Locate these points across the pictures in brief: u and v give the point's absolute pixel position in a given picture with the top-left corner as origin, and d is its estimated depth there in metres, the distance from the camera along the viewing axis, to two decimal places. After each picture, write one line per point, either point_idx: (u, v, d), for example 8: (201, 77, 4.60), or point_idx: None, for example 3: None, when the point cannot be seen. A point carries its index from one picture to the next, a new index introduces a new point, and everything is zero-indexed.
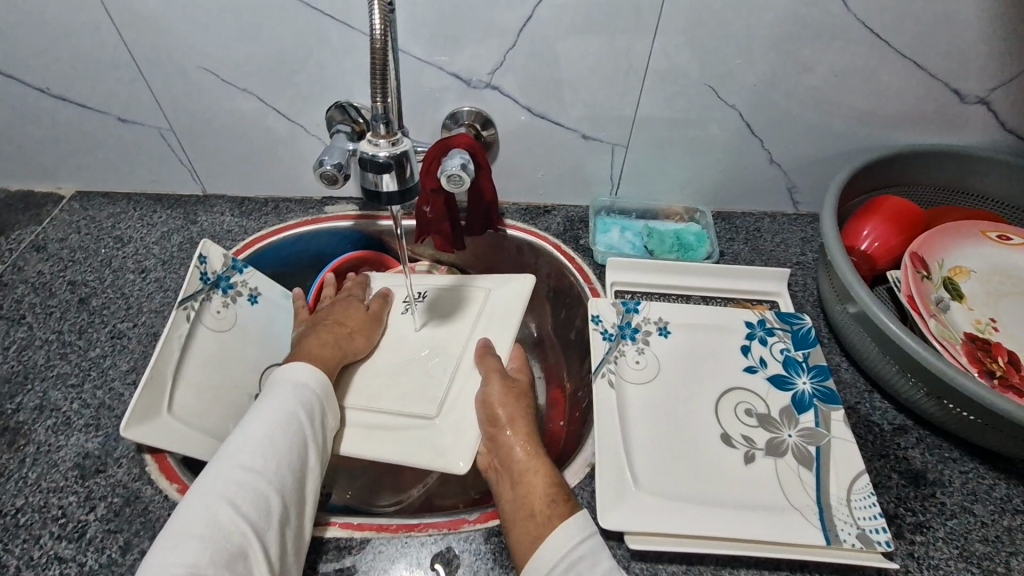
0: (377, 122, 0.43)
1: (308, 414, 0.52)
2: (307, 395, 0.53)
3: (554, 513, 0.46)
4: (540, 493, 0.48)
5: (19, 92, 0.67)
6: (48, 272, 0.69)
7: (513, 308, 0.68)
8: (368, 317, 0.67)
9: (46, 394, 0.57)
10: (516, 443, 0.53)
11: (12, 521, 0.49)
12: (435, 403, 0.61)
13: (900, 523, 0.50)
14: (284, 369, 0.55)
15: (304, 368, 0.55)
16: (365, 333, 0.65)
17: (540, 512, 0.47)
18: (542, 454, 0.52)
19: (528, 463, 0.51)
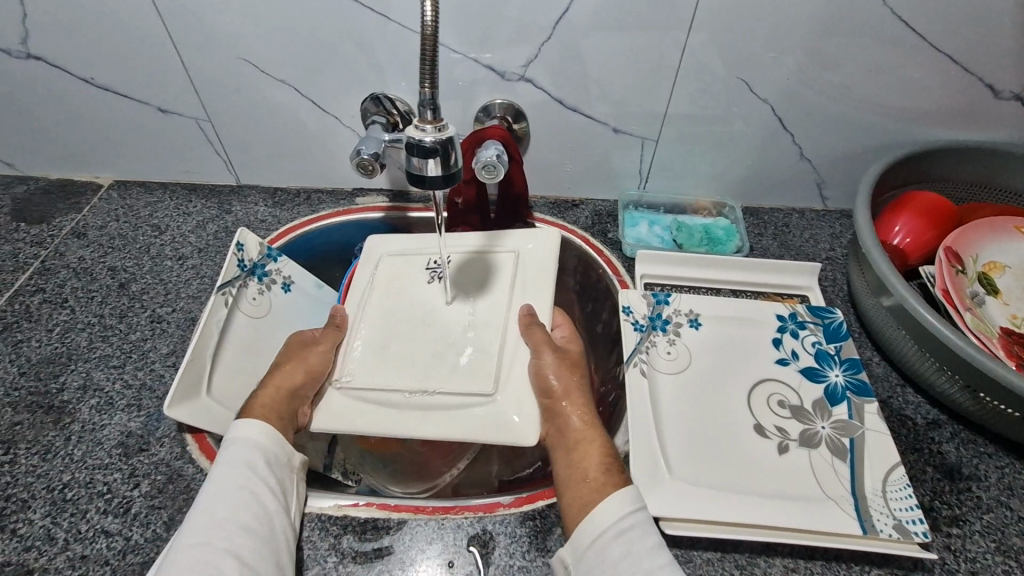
0: (424, 109, 0.44)
1: (264, 486, 0.47)
2: (255, 461, 0.48)
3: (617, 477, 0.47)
4: (603, 459, 0.49)
5: (64, 82, 0.68)
6: (89, 258, 0.71)
7: (545, 269, 0.65)
8: (311, 350, 0.60)
9: (89, 375, 0.59)
10: (574, 411, 0.53)
11: (59, 495, 0.50)
12: (486, 377, 0.57)
13: (936, 516, 0.50)
14: (234, 436, 0.49)
15: (259, 426, 0.49)
16: (298, 360, 0.58)
17: (604, 477, 0.47)
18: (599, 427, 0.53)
19: (587, 430, 0.52)
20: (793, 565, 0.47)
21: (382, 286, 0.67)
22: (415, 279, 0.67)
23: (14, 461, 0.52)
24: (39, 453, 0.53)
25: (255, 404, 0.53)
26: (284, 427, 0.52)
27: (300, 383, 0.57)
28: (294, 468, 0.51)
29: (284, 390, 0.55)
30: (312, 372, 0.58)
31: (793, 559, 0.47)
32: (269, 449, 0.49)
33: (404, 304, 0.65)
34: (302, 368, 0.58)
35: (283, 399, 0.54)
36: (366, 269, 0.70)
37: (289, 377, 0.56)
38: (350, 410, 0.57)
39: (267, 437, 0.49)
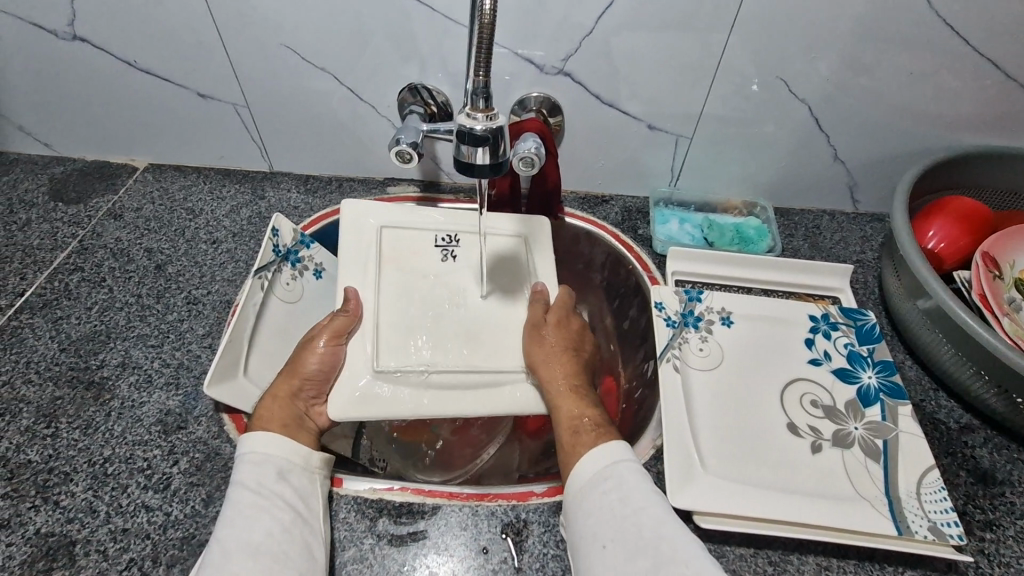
0: (477, 98, 0.45)
1: (279, 500, 0.45)
2: (265, 475, 0.46)
3: (597, 432, 0.51)
4: (584, 417, 0.53)
5: (106, 64, 0.69)
6: (126, 239, 0.72)
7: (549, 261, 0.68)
8: (308, 347, 0.56)
9: (128, 353, 0.60)
10: (558, 376, 0.56)
11: (100, 469, 0.51)
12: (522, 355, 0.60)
13: (970, 520, 0.50)
14: (244, 451, 0.47)
15: (266, 438, 0.48)
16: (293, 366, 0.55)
17: (586, 432, 0.51)
18: (584, 388, 0.56)
19: (571, 393, 0.55)
20: (826, 564, 0.47)
21: (388, 263, 0.64)
22: (428, 256, 0.66)
23: (56, 435, 0.53)
24: (80, 428, 0.54)
25: (257, 417, 0.51)
26: (293, 431, 0.50)
27: (301, 385, 0.54)
28: (313, 470, 0.49)
29: (286, 395, 0.53)
30: (313, 372, 0.55)
31: (826, 557, 0.47)
32: (281, 458, 0.47)
33: (424, 279, 0.64)
34: (303, 367, 0.55)
35: (286, 407, 0.52)
36: (356, 241, 0.64)
37: (287, 383, 0.53)
38: (380, 395, 0.55)
39: (276, 445, 0.48)
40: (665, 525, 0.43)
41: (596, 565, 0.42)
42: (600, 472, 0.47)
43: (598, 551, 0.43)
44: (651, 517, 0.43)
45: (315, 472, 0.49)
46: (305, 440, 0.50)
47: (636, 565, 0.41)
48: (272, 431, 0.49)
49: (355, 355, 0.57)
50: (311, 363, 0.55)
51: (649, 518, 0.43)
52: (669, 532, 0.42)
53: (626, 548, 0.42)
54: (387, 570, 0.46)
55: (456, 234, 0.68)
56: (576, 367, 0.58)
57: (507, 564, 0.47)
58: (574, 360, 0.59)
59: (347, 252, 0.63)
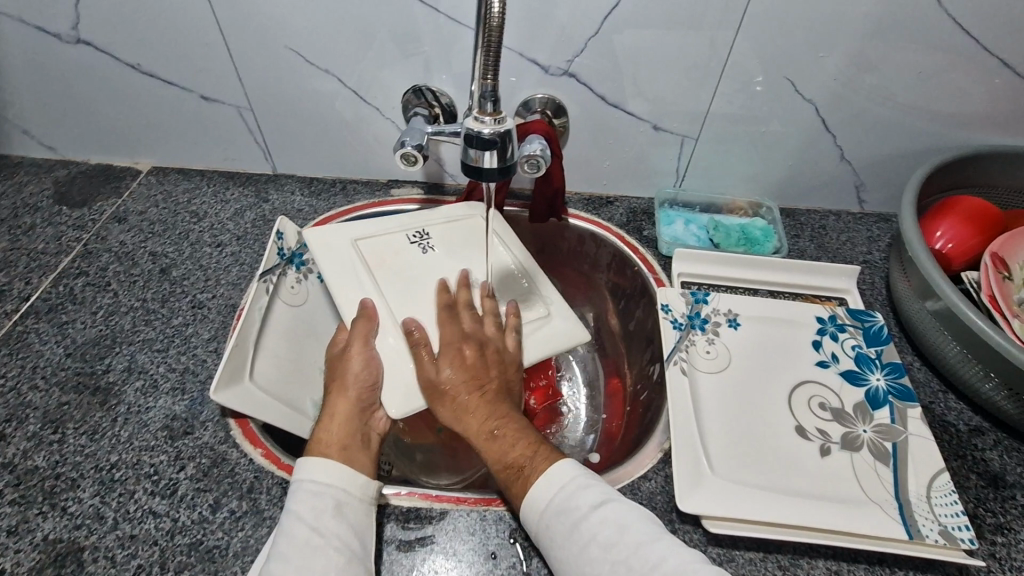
0: (485, 101, 0.45)
1: (335, 539, 0.43)
2: (323, 508, 0.44)
3: (529, 473, 0.47)
4: (510, 461, 0.49)
5: (110, 67, 0.69)
6: (130, 243, 0.72)
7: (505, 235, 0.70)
8: (347, 359, 0.55)
9: (134, 358, 0.60)
10: (473, 420, 0.52)
11: (108, 475, 0.51)
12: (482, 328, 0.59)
13: (980, 523, 0.49)
14: (300, 480, 0.46)
15: (321, 466, 0.46)
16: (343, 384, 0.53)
17: (518, 479, 0.48)
18: (502, 426, 0.51)
19: (490, 436, 0.51)
20: (836, 568, 0.47)
21: (377, 267, 0.63)
22: (406, 253, 0.65)
23: (63, 440, 0.53)
24: (86, 433, 0.54)
25: (315, 442, 0.50)
26: (351, 455, 0.49)
27: (355, 400, 0.53)
28: (369, 500, 0.47)
29: (343, 416, 0.52)
30: (364, 382, 0.54)
31: (836, 561, 0.47)
32: (338, 490, 0.46)
33: (409, 274, 0.63)
34: (349, 379, 0.54)
35: (344, 428, 0.51)
36: (335, 258, 0.62)
37: (342, 402, 0.52)
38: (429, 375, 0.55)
39: (333, 474, 0.46)
40: (633, 530, 0.42)
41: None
42: (550, 506, 0.44)
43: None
44: (618, 527, 0.42)
45: (371, 501, 0.47)
46: (364, 464, 0.49)
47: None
48: (333, 456, 0.48)
49: (393, 355, 0.56)
50: (355, 375, 0.54)
51: (614, 529, 0.42)
52: (638, 537, 0.42)
53: (608, 563, 0.41)
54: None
55: (426, 228, 0.69)
56: (490, 406, 0.52)
57: (516, 569, 0.47)
58: (486, 398, 0.53)
59: (329, 268, 0.61)
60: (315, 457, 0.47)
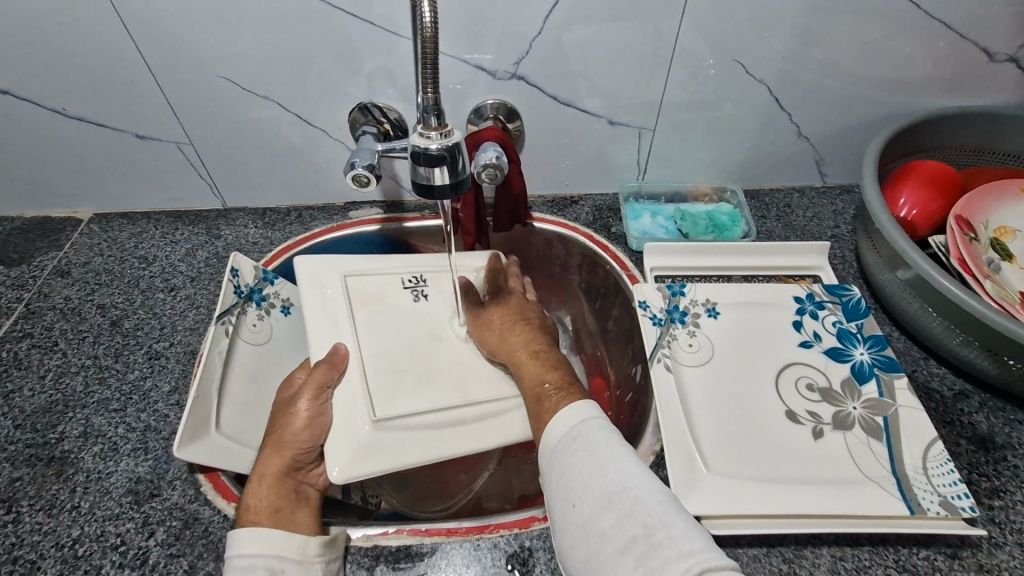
0: (428, 115, 0.44)
1: None
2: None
3: (559, 394, 0.50)
4: (545, 383, 0.52)
5: (33, 115, 0.65)
6: (75, 297, 0.67)
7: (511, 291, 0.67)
8: (292, 411, 0.52)
9: (88, 421, 0.56)
10: (516, 347, 0.57)
11: (70, 552, 0.48)
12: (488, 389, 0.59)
13: (977, 489, 0.49)
14: (231, 555, 0.43)
15: (251, 534, 0.43)
16: (280, 441, 0.51)
17: (548, 398, 0.50)
18: (545, 352, 0.56)
19: (532, 358, 0.55)
20: (840, 554, 0.46)
21: (360, 310, 0.61)
22: (398, 301, 0.63)
23: (18, 520, 0.49)
24: (43, 509, 0.50)
25: (246, 509, 0.47)
26: (285, 519, 0.46)
27: (290, 459, 0.50)
28: (312, 560, 0.44)
29: (275, 475, 0.49)
30: (303, 443, 0.51)
31: (840, 547, 0.46)
32: (272, 556, 0.43)
33: (402, 325, 0.62)
34: (290, 437, 0.51)
35: (275, 489, 0.48)
36: (318, 292, 0.60)
37: (276, 460, 0.50)
38: (389, 442, 0.53)
39: (267, 542, 0.43)
40: (630, 477, 0.40)
41: (573, 522, 0.41)
42: (570, 430, 0.45)
43: (571, 509, 0.41)
44: (618, 472, 0.41)
45: (314, 560, 0.44)
46: (300, 524, 0.47)
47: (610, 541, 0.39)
48: (264, 525, 0.45)
49: (347, 407, 0.54)
50: (300, 428, 0.51)
51: (614, 469, 0.41)
52: (634, 482, 0.40)
53: (593, 503, 0.40)
54: None
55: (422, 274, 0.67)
56: (529, 334, 0.58)
57: None
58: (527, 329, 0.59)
59: (313, 304, 0.59)
60: (246, 528, 0.44)
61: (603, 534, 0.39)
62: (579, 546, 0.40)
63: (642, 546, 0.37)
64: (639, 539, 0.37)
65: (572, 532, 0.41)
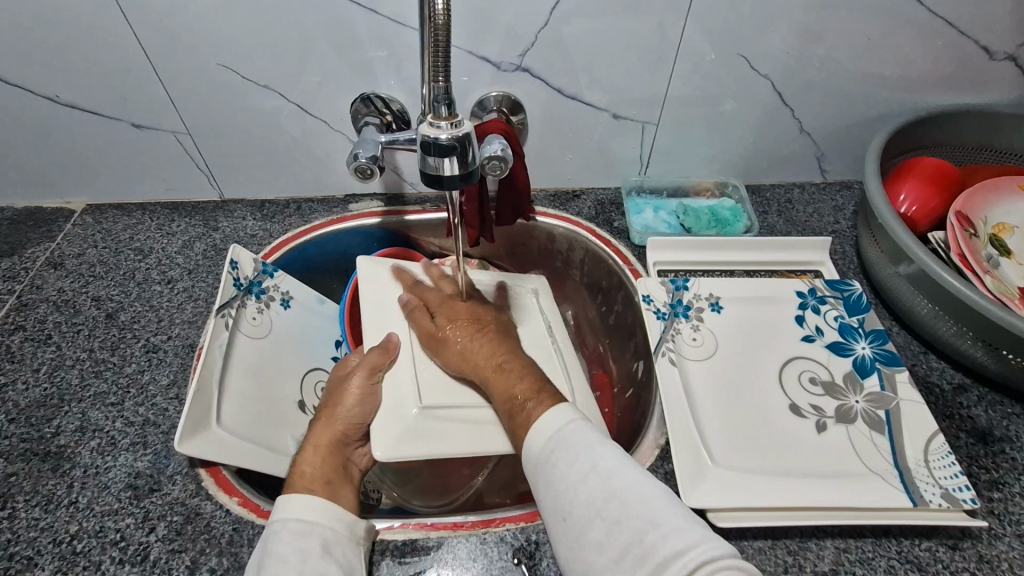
0: (439, 105, 0.43)
1: None
2: (310, 547, 0.42)
3: (531, 407, 0.48)
4: (516, 394, 0.50)
5: (25, 102, 0.63)
6: (69, 289, 0.66)
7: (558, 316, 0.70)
8: (345, 389, 0.56)
9: (85, 415, 0.55)
10: (481, 360, 0.55)
11: (68, 548, 0.47)
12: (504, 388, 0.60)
13: (976, 481, 0.50)
14: (284, 519, 0.43)
15: (308, 503, 0.44)
16: (334, 417, 0.53)
17: (521, 411, 0.48)
18: (510, 361, 0.54)
19: (498, 372, 0.53)
20: (844, 545, 0.46)
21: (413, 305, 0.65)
22: None
23: (13, 516, 0.48)
24: (40, 505, 0.49)
25: (297, 477, 0.47)
26: (336, 490, 0.47)
27: (340, 434, 0.53)
28: (358, 541, 0.45)
29: (326, 449, 0.51)
30: (355, 419, 0.54)
31: (843, 539, 0.46)
32: (324, 528, 0.43)
33: None
34: (341, 412, 0.54)
35: (327, 463, 0.49)
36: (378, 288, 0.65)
37: (328, 433, 0.52)
38: (430, 430, 0.54)
39: (319, 512, 0.44)
40: (616, 479, 0.40)
41: (569, 537, 0.41)
42: (551, 438, 0.44)
43: (564, 523, 0.41)
44: (604, 483, 0.40)
45: (359, 540, 0.45)
46: (348, 498, 0.47)
47: (599, 528, 0.39)
48: (316, 494, 0.45)
49: (392, 392, 0.56)
50: (351, 406, 0.54)
51: (600, 473, 0.41)
52: (619, 483, 0.40)
53: (584, 513, 0.40)
54: None
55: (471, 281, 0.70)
56: (492, 344, 0.56)
57: None
58: (487, 339, 0.57)
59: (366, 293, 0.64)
60: (298, 494, 0.44)
61: (599, 546, 0.39)
62: (577, 560, 0.40)
63: (636, 551, 0.37)
64: (632, 544, 0.37)
65: (570, 547, 0.41)
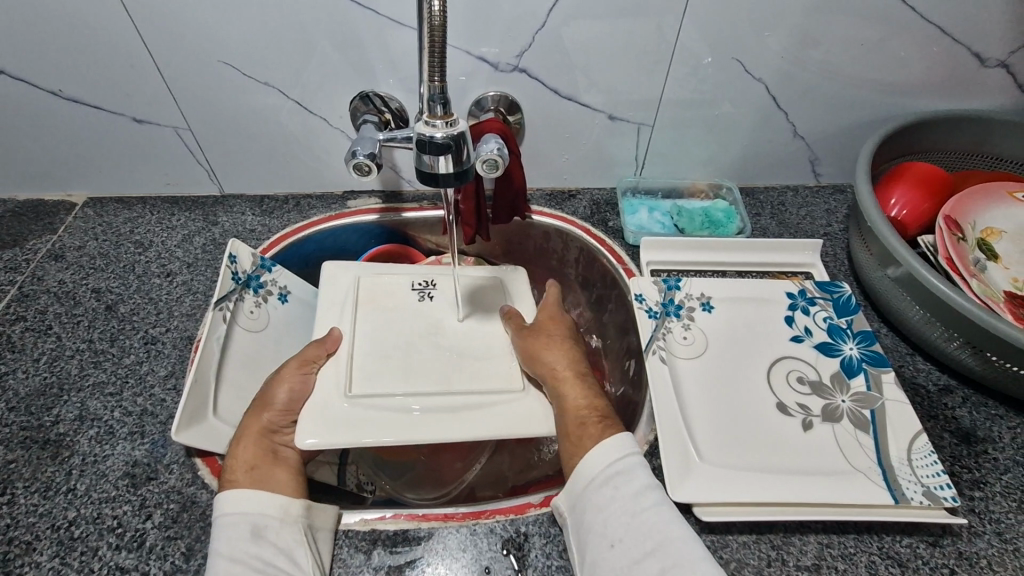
0: (435, 104, 0.44)
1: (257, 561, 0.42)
2: (241, 535, 0.43)
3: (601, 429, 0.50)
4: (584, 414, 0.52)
5: (28, 95, 0.64)
6: (69, 281, 0.67)
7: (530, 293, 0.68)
8: (275, 377, 0.54)
9: (84, 405, 0.56)
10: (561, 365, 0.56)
11: (66, 533, 0.48)
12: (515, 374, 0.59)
13: (958, 480, 0.50)
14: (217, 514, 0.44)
15: (231, 496, 0.44)
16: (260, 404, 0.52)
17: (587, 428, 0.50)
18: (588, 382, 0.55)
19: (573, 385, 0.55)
20: (827, 541, 0.47)
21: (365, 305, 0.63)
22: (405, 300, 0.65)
23: (12, 502, 0.49)
24: (38, 491, 0.50)
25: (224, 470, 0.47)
26: (262, 477, 0.47)
27: (268, 420, 0.52)
28: (295, 520, 0.45)
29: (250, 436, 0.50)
30: (282, 405, 0.53)
31: (827, 534, 0.47)
32: (253, 515, 0.44)
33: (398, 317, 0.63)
34: (268, 399, 0.53)
35: (254, 450, 0.49)
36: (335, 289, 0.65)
37: (253, 419, 0.51)
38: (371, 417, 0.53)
39: (244, 502, 0.44)
40: (670, 526, 0.42)
41: (607, 562, 0.42)
42: (613, 467, 0.46)
43: (608, 548, 0.43)
44: (659, 517, 0.43)
45: (297, 519, 0.45)
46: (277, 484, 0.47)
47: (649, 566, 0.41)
48: (241, 487, 0.45)
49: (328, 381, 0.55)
50: (281, 395, 0.53)
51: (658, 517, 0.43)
52: (678, 533, 0.42)
53: (637, 550, 0.42)
54: None
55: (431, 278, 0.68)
56: (574, 360, 0.57)
57: None
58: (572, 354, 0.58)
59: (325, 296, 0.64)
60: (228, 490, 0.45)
61: None
62: None
63: None
64: None
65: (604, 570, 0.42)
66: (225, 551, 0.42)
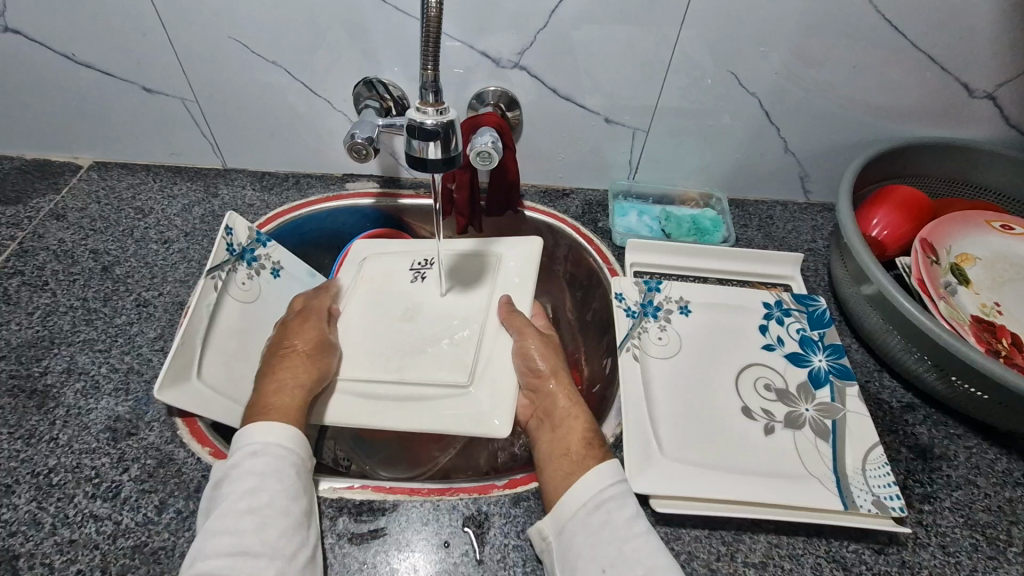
0: (427, 92, 0.46)
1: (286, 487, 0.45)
2: (277, 462, 0.46)
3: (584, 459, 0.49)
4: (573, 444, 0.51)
5: (42, 58, 0.66)
6: (69, 240, 0.69)
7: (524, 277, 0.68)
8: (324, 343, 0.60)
9: (73, 359, 0.58)
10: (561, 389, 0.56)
11: (45, 480, 0.49)
12: (463, 369, 0.60)
13: (909, 493, 0.52)
14: (251, 441, 0.47)
15: (269, 429, 0.48)
16: (308, 362, 0.58)
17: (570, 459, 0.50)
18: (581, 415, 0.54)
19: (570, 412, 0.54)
20: (776, 541, 0.48)
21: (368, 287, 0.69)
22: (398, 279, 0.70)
23: None
24: (22, 438, 0.52)
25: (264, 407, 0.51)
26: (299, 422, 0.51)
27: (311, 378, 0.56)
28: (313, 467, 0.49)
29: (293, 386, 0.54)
30: (323, 370, 0.58)
31: (777, 535, 0.49)
32: (291, 451, 0.48)
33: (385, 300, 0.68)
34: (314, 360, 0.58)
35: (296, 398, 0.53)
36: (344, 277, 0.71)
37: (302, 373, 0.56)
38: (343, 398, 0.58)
39: (284, 438, 0.48)
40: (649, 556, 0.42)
41: None
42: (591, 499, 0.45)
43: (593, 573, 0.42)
44: (638, 547, 0.42)
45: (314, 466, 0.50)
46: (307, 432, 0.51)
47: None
48: (279, 422, 0.49)
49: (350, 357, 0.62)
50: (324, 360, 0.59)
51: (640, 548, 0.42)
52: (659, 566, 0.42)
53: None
54: (348, 569, 0.46)
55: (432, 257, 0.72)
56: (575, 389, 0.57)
57: (468, 557, 0.47)
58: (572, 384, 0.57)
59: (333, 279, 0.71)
60: (268, 422, 0.48)
61: None
62: None
63: None
64: None
65: None
66: (265, 472, 0.45)
